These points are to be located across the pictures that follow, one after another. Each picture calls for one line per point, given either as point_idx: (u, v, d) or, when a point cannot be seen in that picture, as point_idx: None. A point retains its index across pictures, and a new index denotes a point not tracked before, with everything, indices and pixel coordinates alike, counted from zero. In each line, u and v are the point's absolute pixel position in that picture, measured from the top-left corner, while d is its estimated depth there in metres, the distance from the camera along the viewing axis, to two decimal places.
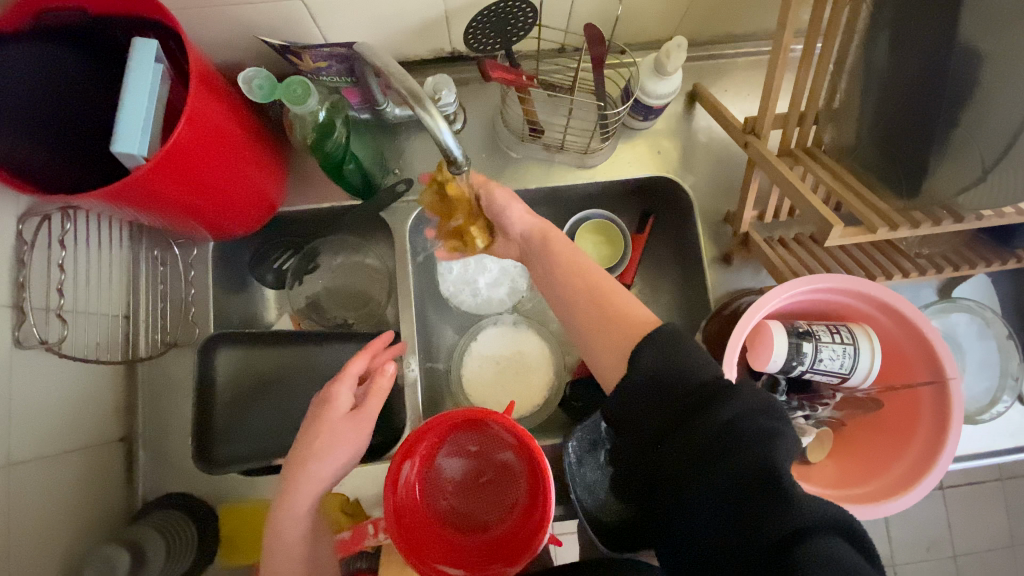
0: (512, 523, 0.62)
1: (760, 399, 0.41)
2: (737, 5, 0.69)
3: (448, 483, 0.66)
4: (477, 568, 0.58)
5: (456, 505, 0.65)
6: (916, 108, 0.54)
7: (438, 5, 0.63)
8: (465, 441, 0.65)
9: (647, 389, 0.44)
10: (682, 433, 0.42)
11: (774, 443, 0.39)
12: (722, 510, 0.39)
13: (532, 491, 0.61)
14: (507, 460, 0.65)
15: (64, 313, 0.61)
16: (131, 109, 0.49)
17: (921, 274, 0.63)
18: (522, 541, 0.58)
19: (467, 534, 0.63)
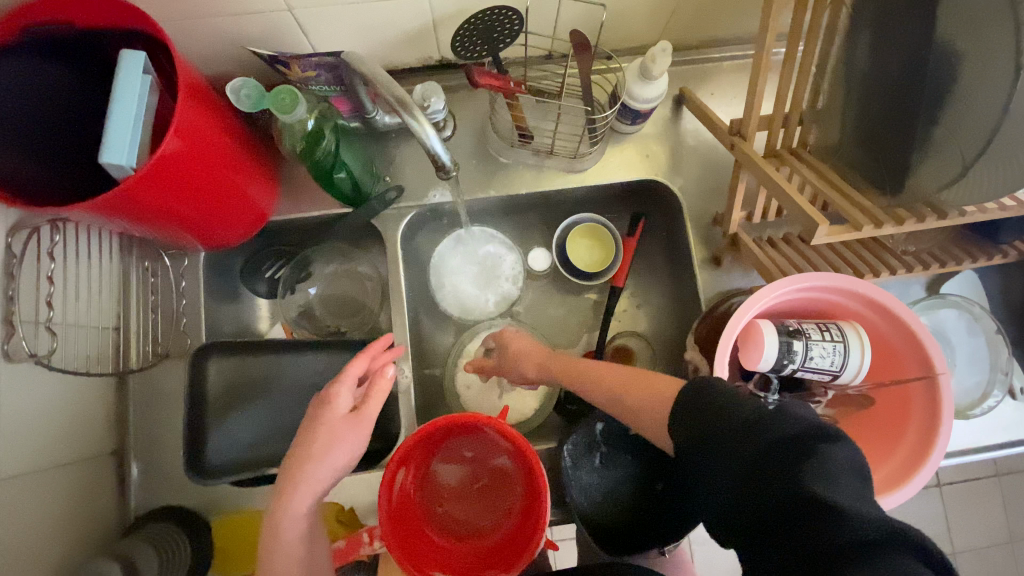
0: (510, 528, 0.62)
1: (804, 422, 0.40)
2: (721, 10, 0.70)
3: (444, 490, 0.66)
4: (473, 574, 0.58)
5: (452, 513, 0.66)
6: (897, 107, 0.55)
7: (426, 13, 0.64)
8: (461, 448, 0.65)
9: (689, 427, 0.46)
10: (727, 454, 0.42)
11: (827, 459, 0.37)
12: (772, 532, 0.39)
13: (527, 495, 0.61)
14: (503, 466, 0.65)
15: (54, 326, 0.60)
16: (120, 119, 0.49)
17: (908, 271, 0.63)
18: (519, 546, 0.58)
19: (466, 542, 0.63)
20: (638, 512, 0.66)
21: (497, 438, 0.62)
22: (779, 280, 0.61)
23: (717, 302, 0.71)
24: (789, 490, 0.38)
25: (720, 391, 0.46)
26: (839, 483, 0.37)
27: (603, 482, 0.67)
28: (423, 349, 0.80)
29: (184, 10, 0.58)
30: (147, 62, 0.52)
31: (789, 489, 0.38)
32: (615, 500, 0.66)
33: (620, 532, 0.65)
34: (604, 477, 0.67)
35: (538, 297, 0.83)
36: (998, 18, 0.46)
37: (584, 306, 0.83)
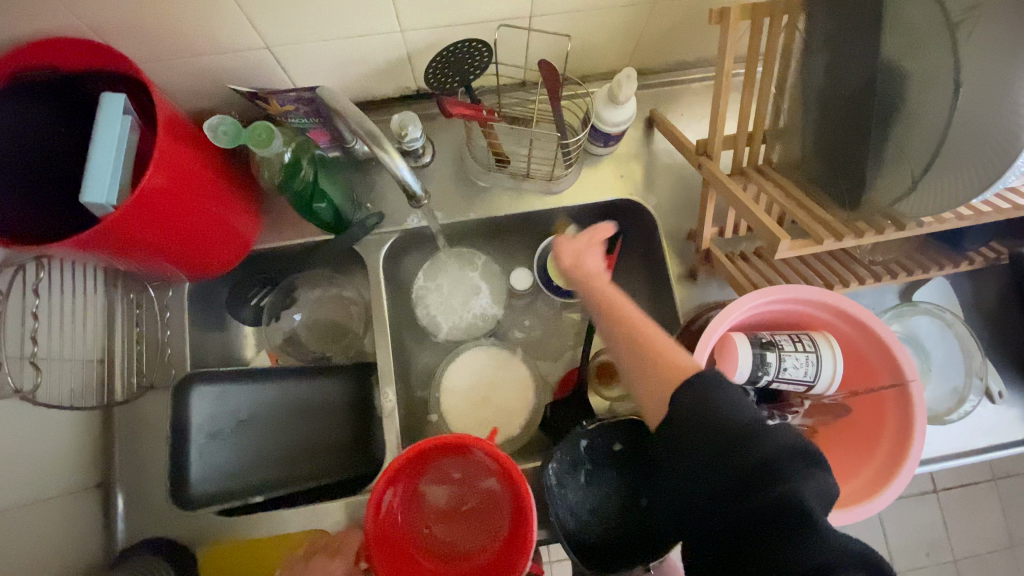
0: (495, 546, 0.63)
1: (795, 440, 0.40)
2: (685, 36, 0.73)
3: (430, 511, 0.66)
4: None
5: (439, 533, 0.66)
6: (851, 122, 0.58)
7: (400, 47, 0.67)
8: (449, 468, 0.65)
9: (676, 428, 0.44)
10: (709, 465, 0.41)
11: (805, 484, 0.39)
12: (746, 546, 0.40)
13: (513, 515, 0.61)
14: (491, 485, 0.65)
15: (39, 361, 0.61)
16: (99, 159, 0.51)
17: (876, 280, 0.65)
18: (506, 564, 0.58)
19: (453, 559, 0.64)
20: (623, 528, 0.66)
21: (485, 460, 0.62)
22: (751, 292, 0.62)
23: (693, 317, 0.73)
24: (769, 509, 0.39)
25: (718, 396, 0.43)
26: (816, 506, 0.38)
27: (589, 499, 0.67)
28: (408, 372, 0.80)
29: (165, 51, 0.60)
30: (127, 103, 0.54)
31: (769, 509, 0.39)
32: (600, 516, 0.66)
33: (608, 549, 0.65)
34: (589, 494, 0.67)
35: (521, 316, 0.84)
36: (938, 41, 0.49)
37: (567, 324, 0.84)
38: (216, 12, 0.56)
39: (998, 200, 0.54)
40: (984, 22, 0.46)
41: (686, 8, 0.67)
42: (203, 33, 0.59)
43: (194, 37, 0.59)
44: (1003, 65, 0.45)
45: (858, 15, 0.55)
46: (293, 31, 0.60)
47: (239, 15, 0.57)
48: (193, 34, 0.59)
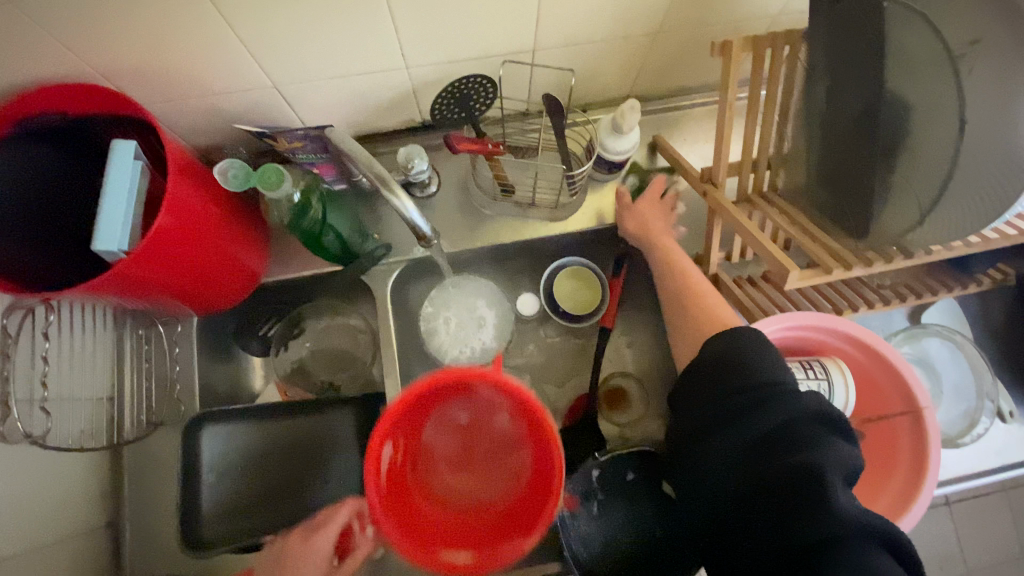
0: (519, 493, 0.56)
1: (820, 404, 0.47)
2: (686, 63, 0.74)
3: (439, 460, 0.60)
4: (486, 543, 0.52)
5: (452, 482, 0.60)
6: (856, 149, 0.57)
7: (405, 83, 0.67)
8: (457, 411, 0.59)
9: (708, 380, 0.51)
10: (734, 416, 0.48)
11: (822, 445, 0.44)
12: (763, 500, 0.44)
13: (536, 457, 0.55)
14: (506, 425, 0.59)
15: (48, 403, 0.61)
16: (110, 208, 0.51)
17: (886, 304, 0.65)
18: (534, 505, 0.52)
19: (471, 513, 0.57)
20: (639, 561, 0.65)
21: (495, 394, 0.56)
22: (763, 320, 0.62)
23: None
24: (787, 467, 0.44)
25: (745, 348, 0.51)
26: (837, 472, 0.42)
27: (602, 530, 0.66)
28: None
29: (173, 92, 0.61)
30: (138, 148, 0.54)
31: (787, 467, 0.44)
32: (614, 548, 0.65)
33: None
34: (603, 525, 0.66)
35: (529, 342, 0.84)
36: (942, 74, 0.50)
37: (575, 349, 0.84)
38: (224, 57, 0.57)
39: (1003, 227, 0.55)
40: (989, 53, 0.46)
41: (688, 37, 0.68)
42: (211, 75, 0.59)
43: (201, 79, 0.59)
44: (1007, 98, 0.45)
45: (856, 45, 0.55)
46: (300, 71, 0.61)
47: (247, 57, 0.58)
48: (200, 77, 0.59)
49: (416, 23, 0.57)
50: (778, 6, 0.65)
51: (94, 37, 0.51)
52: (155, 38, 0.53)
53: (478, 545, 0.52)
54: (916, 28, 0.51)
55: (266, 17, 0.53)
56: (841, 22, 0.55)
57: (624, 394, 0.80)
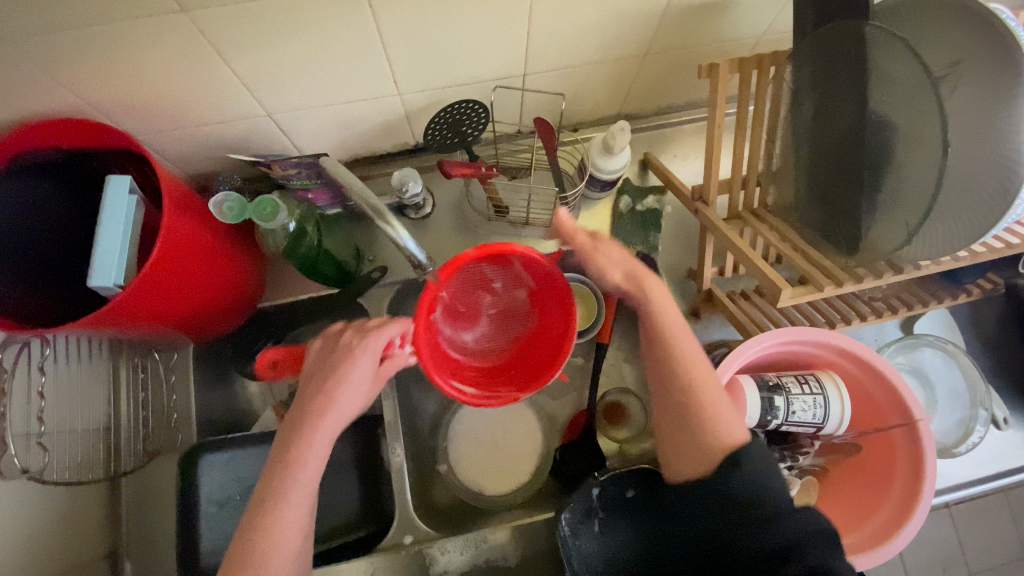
0: (513, 357, 0.67)
1: (827, 523, 0.49)
2: (675, 82, 0.75)
3: (453, 306, 0.65)
4: (482, 387, 0.63)
5: (456, 326, 0.65)
6: (844, 168, 0.56)
7: (398, 107, 0.68)
8: (489, 276, 0.64)
9: (715, 497, 0.52)
10: (744, 535, 0.50)
11: (823, 559, 0.47)
12: None
13: (540, 333, 0.66)
14: (520, 301, 0.67)
15: (45, 439, 0.61)
16: (107, 243, 0.51)
17: (878, 317, 0.66)
18: (531, 372, 0.63)
19: (466, 360, 0.65)
20: None
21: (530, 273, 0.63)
22: (759, 334, 0.63)
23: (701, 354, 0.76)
24: None
25: (760, 475, 0.51)
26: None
27: (603, 551, 0.64)
28: (415, 421, 0.80)
29: (168, 122, 0.61)
30: (134, 183, 0.55)
31: None
32: (615, 567, 0.63)
33: None
34: (605, 543, 0.64)
35: None
36: (923, 95, 0.48)
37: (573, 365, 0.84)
38: (217, 87, 0.57)
39: (990, 241, 0.56)
40: (968, 77, 0.49)
41: (675, 59, 0.69)
42: (206, 107, 0.60)
43: (196, 110, 0.60)
44: (988, 122, 0.48)
45: (838, 62, 0.54)
46: (294, 99, 0.62)
47: (242, 89, 0.58)
48: (195, 109, 0.60)
49: (408, 50, 0.58)
50: (763, 27, 0.67)
51: (89, 74, 0.52)
52: (153, 74, 0.54)
53: (476, 385, 0.62)
54: (897, 51, 0.49)
55: (259, 50, 0.53)
56: (823, 44, 0.55)
57: (623, 408, 0.80)
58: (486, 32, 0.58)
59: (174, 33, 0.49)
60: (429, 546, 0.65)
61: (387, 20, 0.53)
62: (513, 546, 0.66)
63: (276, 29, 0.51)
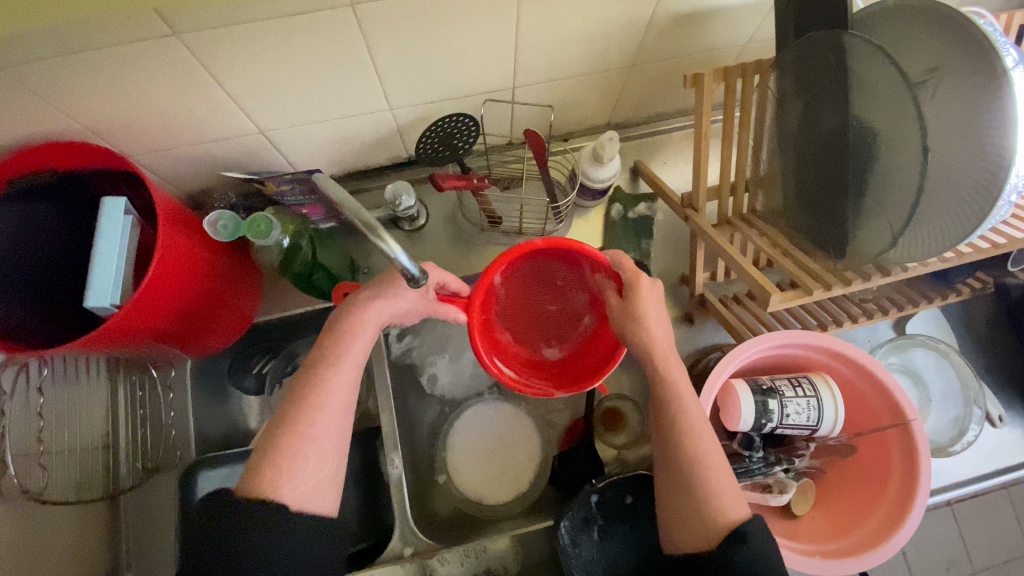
0: (562, 357, 0.68)
1: None
2: (663, 92, 0.76)
3: (516, 296, 0.67)
4: (523, 377, 0.64)
5: (515, 314, 0.67)
6: (830, 174, 0.57)
7: (390, 122, 0.69)
8: (556, 271, 0.65)
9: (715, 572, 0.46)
10: None
11: None
12: None
13: (593, 340, 0.67)
14: (580, 303, 0.68)
15: (45, 457, 0.62)
16: (102, 264, 0.52)
17: (868, 318, 0.67)
18: (577, 374, 0.65)
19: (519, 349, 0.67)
20: None
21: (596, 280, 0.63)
22: (752, 338, 0.63)
23: (695, 359, 0.77)
24: None
25: (769, 552, 0.45)
26: None
27: (603, 557, 0.64)
28: (413, 431, 0.80)
29: (163, 142, 0.62)
30: (128, 203, 0.55)
31: None
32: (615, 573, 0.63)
33: None
34: (605, 551, 0.64)
35: None
36: (899, 99, 0.48)
37: None
38: (211, 107, 0.58)
39: (975, 242, 0.57)
40: (947, 83, 0.50)
41: (662, 68, 0.70)
42: (200, 126, 0.60)
43: (190, 129, 0.61)
44: (969, 128, 0.49)
45: (820, 71, 0.55)
46: (286, 116, 0.63)
47: (236, 108, 0.59)
48: (189, 128, 0.60)
49: (397, 66, 0.59)
50: (746, 36, 0.68)
51: (83, 97, 0.53)
52: (147, 95, 0.54)
53: (518, 372, 0.64)
54: (874, 59, 0.50)
55: (250, 70, 0.54)
56: (804, 53, 0.56)
57: (621, 414, 0.80)
58: (475, 46, 0.59)
59: (167, 55, 0.50)
60: (429, 557, 0.65)
61: (377, 37, 0.54)
62: (512, 555, 0.66)
63: (266, 50, 0.52)
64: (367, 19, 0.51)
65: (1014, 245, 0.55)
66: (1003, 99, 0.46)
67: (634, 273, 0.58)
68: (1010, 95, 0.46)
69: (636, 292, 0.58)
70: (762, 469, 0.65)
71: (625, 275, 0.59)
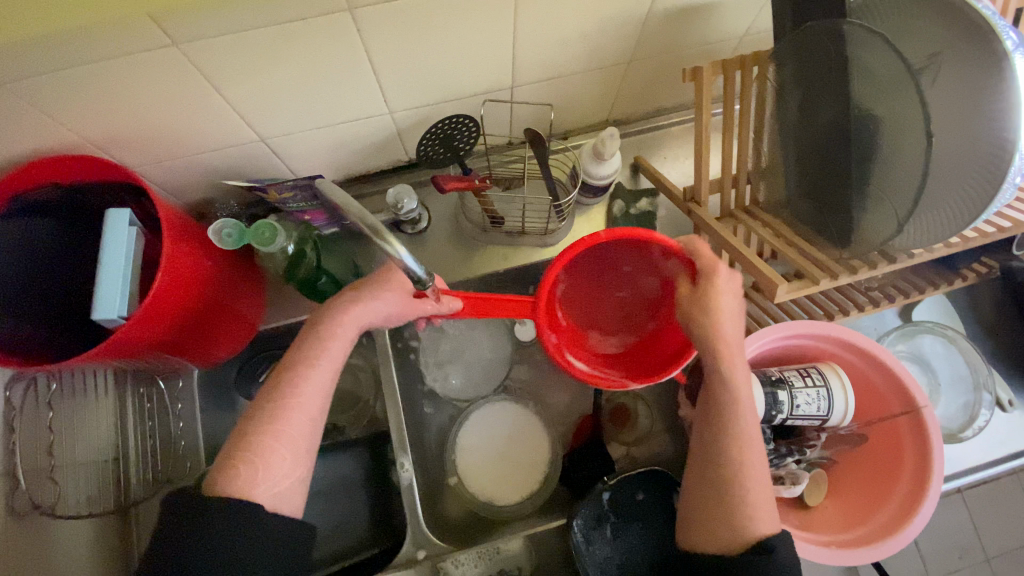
0: (636, 345, 0.68)
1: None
2: (660, 86, 0.76)
3: (578, 288, 0.69)
4: (597, 367, 0.63)
5: (579, 303, 0.69)
6: (834, 163, 0.57)
7: (390, 126, 0.69)
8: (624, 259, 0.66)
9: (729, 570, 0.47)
10: None
11: None
12: None
13: (669, 329, 0.65)
14: (651, 290, 0.67)
15: (57, 472, 0.64)
16: (108, 277, 0.52)
17: (875, 307, 0.67)
18: (655, 365, 0.63)
19: (587, 340, 0.68)
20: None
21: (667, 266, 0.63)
22: (760, 329, 0.63)
23: None
24: None
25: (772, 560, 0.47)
26: None
27: (617, 554, 0.63)
28: (422, 434, 0.80)
29: (165, 153, 0.62)
30: (132, 215, 0.55)
31: None
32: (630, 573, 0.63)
33: None
34: (619, 550, 0.64)
35: (529, 368, 0.84)
36: (902, 87, 0.48)
37: None
38: (212, 117, 0.58)
39: (981, 226, 0.57)
40: (948, 68, 0.49)
41: (660, 63, 0.71)
42: (201, 136, 0.61)
43: (190, 139, 0.61)
44: (971, 111, 0.48)
45: (818, 61, 0.55)
46: (284, 123, 0.62)
47: (235, 117, 0.59)
48: (189, 138, 0.60)
49: (396, 70, 0.59)
50: (743, 28, 0.68)
51: (84, 112, 0.53)
52: (146, 106, 0.54)
53: (590, 363, 0.64)
54: (875, 47, 0.49)
55: (248, 79, 0.54)
56: (802, 43, 0.56)
57: (630, 411, 0.80)
58: (472, 47, 0.59)
59: (165, 66, 0.50)
60: (443, 559, 0.64)
61: (375, 41, 0.54)
62: (526, 555, 0.66)
63: (264, 58, 0.52)
64: (364, 24, 0.51)
65: (1019, 228, 0.54)
66: (1006, 82, 0.46)
67: (710, 261, 0.55)
68: (1013, 78, 0.45)
69: (711, 280, 0.54)
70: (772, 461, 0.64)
71: (701, 264, 0.55)
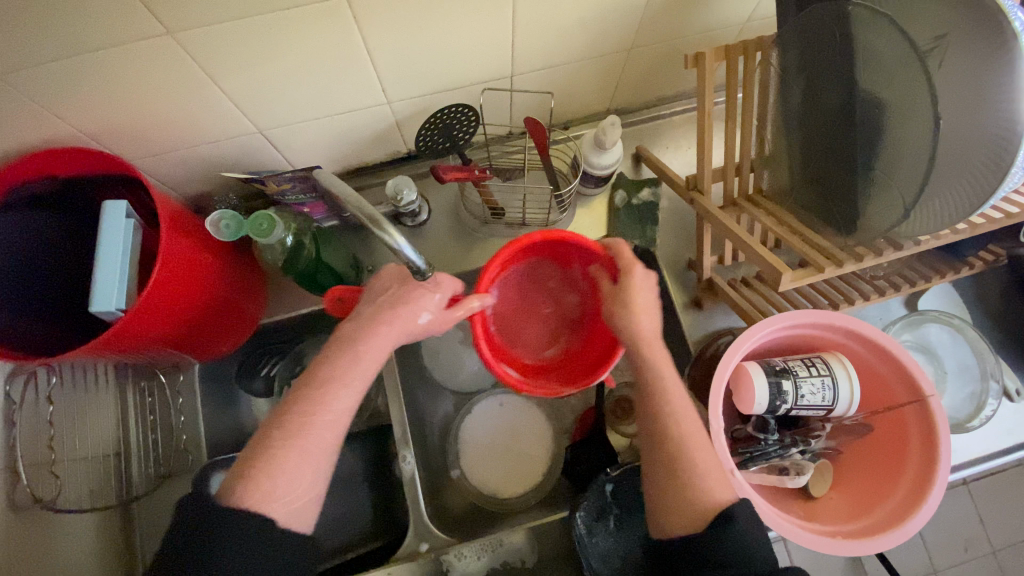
0: (563, 358, 0.68)
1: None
2: (661, 75, 0.75)
3: (509, 305, 0.67)
4: (530, 380, 0.62)
5: (510, 322, 0.67)
6: (838, 150, 0.56)
7: (389, 117, 0.69)
8: (547, 272, 0.68)
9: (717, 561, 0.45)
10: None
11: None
12: None
13: (593, 339, 0.67)
14: (572, 305, 0.69)
15: (58, 466, 0.63)
16: (105, 269, 0.52)
17: (881, 296, 0.66)
18: (585, 373, 0.63)
19: (519, 356, 0.66)
20: None
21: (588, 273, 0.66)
22: (763, 320, 0.62)
23: (706, 345, 0.75)
24: None
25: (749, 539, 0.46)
26: None
27: (619, 546, 0.64)
28: (423, 427, 0.80)
29: (162, 146, 0.62)
30: (129, 207, 0.55)
31: None
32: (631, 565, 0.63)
33: None
34: (618, 541, 0.64)
35: None
36: (910, 70, 0.48)
37: None
38: (208, 108, 0.58)
39: (988, 212, 0.56)
40: (956, 50, 0.48)
41: (660, 52, 0.70)
42: (197, 127, 0.60)
43: (187, 131, 0.60)
44: (977, 95, 0.47)
45: (823, 47, 0.55)
46: (284, 114, 0.62)
47: (232, 108, 0.59)
48: (186, 130, 0.60)
49: (393, 59, 0.58)
50: (745, 14, 0.67)
51: (77, 103, 0.52)
52: (141, 97, 0.54)
53: (522, 377, 0.62)
54: (885, 31, 0.49)
55: (247, 70, 0.54)
56: (807, 27, 0.55)
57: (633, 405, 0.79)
58: (470, 35, 0.58)
59: (161, 57, 0.49)
60: (445, 552, 0.64)
61: (372, 29, 0.53)
62: (529, 547, 0.66)
63: (262, 46, 0.52)
64: (361, 12, 0.51)
65: None
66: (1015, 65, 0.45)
67: (628, 260, 0.58)
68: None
69: (630, 278, 0.57)
70: (778, 452, 0.63)
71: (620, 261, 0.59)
